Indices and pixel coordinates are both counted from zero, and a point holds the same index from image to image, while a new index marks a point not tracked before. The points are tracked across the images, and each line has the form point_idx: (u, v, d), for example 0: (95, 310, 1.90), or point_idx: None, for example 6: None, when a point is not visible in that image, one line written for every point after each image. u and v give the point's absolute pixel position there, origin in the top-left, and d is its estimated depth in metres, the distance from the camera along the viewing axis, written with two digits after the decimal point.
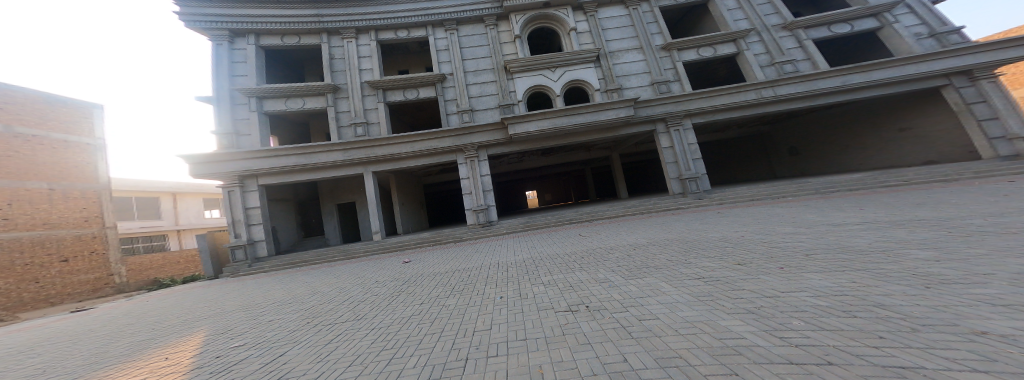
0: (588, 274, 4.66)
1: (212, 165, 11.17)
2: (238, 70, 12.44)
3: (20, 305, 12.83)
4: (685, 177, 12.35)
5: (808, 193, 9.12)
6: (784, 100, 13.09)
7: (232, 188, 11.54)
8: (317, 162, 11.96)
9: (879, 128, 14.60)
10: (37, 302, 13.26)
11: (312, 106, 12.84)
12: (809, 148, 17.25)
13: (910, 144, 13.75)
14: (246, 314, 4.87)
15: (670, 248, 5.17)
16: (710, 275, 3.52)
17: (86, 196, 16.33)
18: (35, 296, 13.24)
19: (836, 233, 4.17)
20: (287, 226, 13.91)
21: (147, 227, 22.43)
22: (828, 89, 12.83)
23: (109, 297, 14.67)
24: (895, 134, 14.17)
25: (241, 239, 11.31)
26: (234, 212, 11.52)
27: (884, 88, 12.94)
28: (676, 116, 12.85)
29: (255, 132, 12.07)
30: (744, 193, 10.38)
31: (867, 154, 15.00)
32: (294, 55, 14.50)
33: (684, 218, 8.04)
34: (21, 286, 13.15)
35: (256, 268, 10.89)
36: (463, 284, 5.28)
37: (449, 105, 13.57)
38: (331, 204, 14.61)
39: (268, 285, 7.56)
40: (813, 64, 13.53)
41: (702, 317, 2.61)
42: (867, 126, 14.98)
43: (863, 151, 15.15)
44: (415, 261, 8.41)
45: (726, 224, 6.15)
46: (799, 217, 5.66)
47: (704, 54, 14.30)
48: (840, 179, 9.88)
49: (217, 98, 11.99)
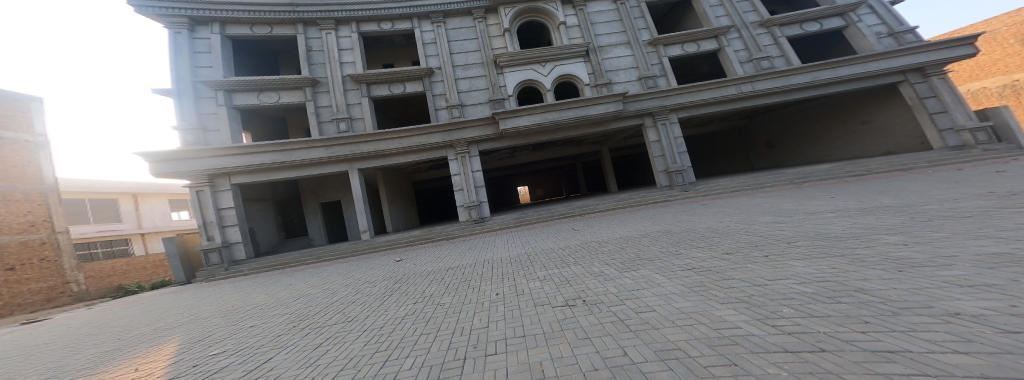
0: (582, 268, 4.72)
1: (178, 164, 10.35)
2: (202, 61, 11.47)
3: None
4: (671, 169, 12.72)
5: (784, 184, 9.61)
6: (762, 95, 13.64)
7: (201, 187, 10.77)
8: (297, 159, 11.34)
9: (845, 121, 15.53)
10: None
11: (289, 101, 12.09)
12: (784, 140, 18.18)
13: (871, 137, 14.72)
14: (226, 319, 4.58)
15: (660, 239, 5.31)
16: (701, 265, 3.63)
17: (30, 200, 14.84)
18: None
19: (814, 221, 4.41)
20: (266, 227, 13.20)
21: (106, 231, 20.72)
22: (801, 84, 13.49)
23: (66, 306, 13.53)
24: (858, 126, 15.08)
25: (216, 242, 10.65)
26: (205, 214, 10.78)
27: (850, 84, 13.76)
28: (662, 110, 13.14)
29: (224, 128, 11.23)
30: (726, 185, 10.82)
31: (835, 146, 15.99)
32: (266, 46, 13.56)
33: (672, 210, 8.30)
34: None
35: (233, 271, 10.31)
36: (457, 282, 5.21)
37: (437, 100, 13.18)
38: (314, 202, 13.99)
39: (248, 289, 7.18)
40: (787, 60, 14.11)
41: (697, 308, 2.68)
42: (835, 120, 15.93)
43: (832, 143, 16.14)
44: (405, 260, 8.23)
45: (712, 215, 6.38)
46: (779, 207, 5.94)
47: (688, 49, 14.57)
48: (812, 170, 10.47)
49: (178, 91, 11.02)
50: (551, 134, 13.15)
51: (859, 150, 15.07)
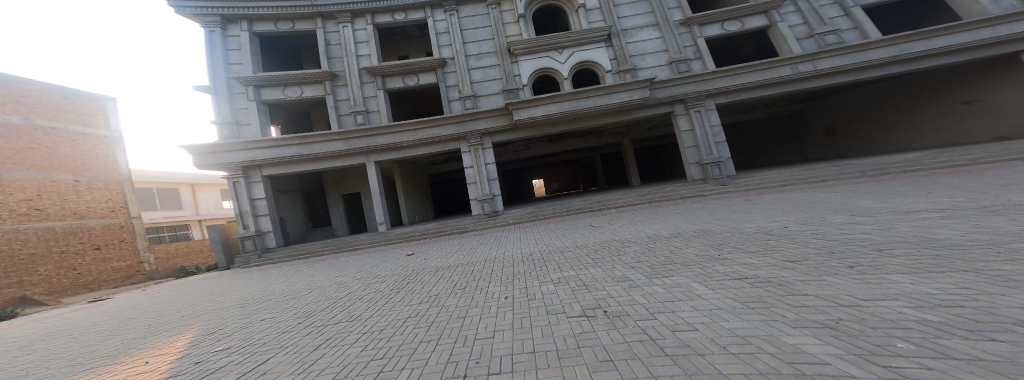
0: (603, 271, 4.18)
1: (215, 156, 11.05)
2: (234, 58, 12.14)
3: (62, 290, 13.64)
4: (706, 162, 11.46)
5: (852, 177, 8.19)
6: (820, 76, 11.80)
7: (236, 178, 11.45)
8: (319, 152, 11.72)
9: (936, 103, 13.06)
10: (78, 288, 14.02)
11: (311, 95, 12.47)
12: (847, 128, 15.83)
13: (975, 120, 12.18)
14: (242, 311, 4.61)
15: (696, 240, 4.57)
16: (755, 275, 2.92)
17: (110, 187, 16.93)
18: (74, 282, 14.02)
19: (911, 224, 3.47)
20: (295, 217, 13.93)
21: (171, 217, 23.33)
22: (872, 62, 11.48)
23: (139, 284, 15.33)
24: (956, 108, 12.62)
25: (250, 231, 11.35)
26: (240, 203, 11.47)
27: (936, 60, 11.53)
28: (696, 96, 11.84)
29: (254, 121, 11.83)
30: (774, 178, 9.49)
31: (917, 133, 13.53)
32: (290, 41, 14.06)
33: (707, 206, 7.35)
34: (61, 272, 13.87)
35: (265, 258, 10.95)
36: (465, 281, 4.92)
37: (451, 91, 12.92)
38: (336, 194, 14.51)
39: (271, 279, 7.41)
40: (861, 33, 12.04)
41: (757, 330, 2.07)
42: (920, 102, 13.52)
43: (912, 130, 13.69)
44: (419, 253, 8.12)
45: (759, 213, 5.46)
46: (852, 204, 4.91)
47: (729, 28, 12.92)
48: (889, 161, 8.83)
49: (214, 87, 11.71)
50: (570, 124, 12.39)
51: (953, 137, 12.60)
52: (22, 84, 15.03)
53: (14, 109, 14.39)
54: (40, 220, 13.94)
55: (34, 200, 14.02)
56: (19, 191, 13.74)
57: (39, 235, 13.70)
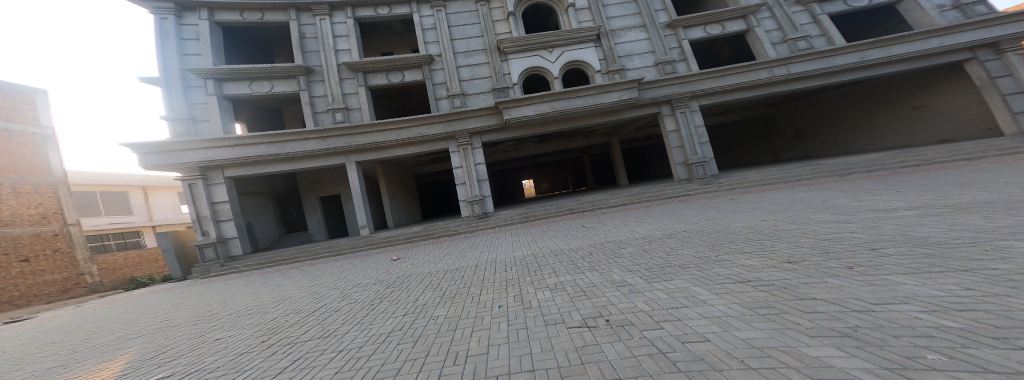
0: (600, 275, 4.02)
1: (168, 155, 9.93)
2: (190, 48, 10.99)
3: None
4: (691, 161, 11.78)
5: (824, 176, 8.63)
6: (791, 80, 12.48)
7: (194, 180, 10.35)
8: (291, 151, 10.87)
9: (892, 106, 14.17)
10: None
11: (282, 91, 11.54)
12: (816, 129, 17.00)
13: (923, 122, 13.37)
14: (194, 329, 4.02)
15: (690, 241, 4.52)
16: (757, 277, 2.84)
17: (41, 191, 14.88)
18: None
19: (894, 222, 3.56)
20: (265, 222, 12.88)
21: (118, 224, 20.95)
22: (838, 67, 12.28)
23: (77, 299, 13.58)
24: (907, 112, 13.78)
25: (210, 237, 10.32)
26: (199, 208, 10.40)
27: (890, 67, 12.53)
28: (681, 98, 12.13)
29: (215, 118, 10.76)
30: (753, 177, 9.87)
31: (876, 134, 14.67)
32: (259, 34, 13.00)
33: (696, 206, 7.45)
34: None
35: (229, 267, 9.98)
36: (455, 288, 4.61)
37: (437, 89, 12.43)
38: (312, 197, 13.58)
39: (234, 290, 6.69)
40: (828, 40, 12.84)
41: (773, 340, 1.92)
42: (877, 106, 14.62)
43: (872, 132, 14.83)
44: (404, 259, 7.66)
45: (748, 212, 5.53)
46: (832, 203, 5.07)
47: (711, 32, 13.36)
48: (856, 160, 9.39)
49: (165, 80, 10.54)
50: (559, 124, 12.30)
51: (907, 139, 13.74)
52: None
53: None
54: None
55: None
56: None
57: None
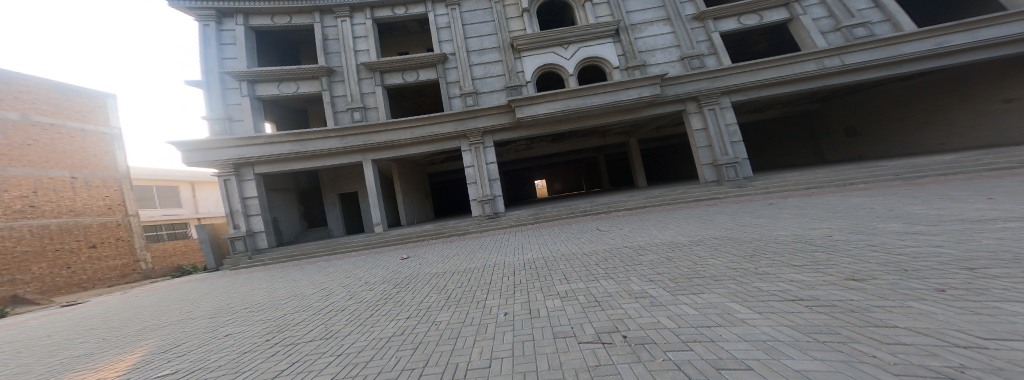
0: (617, 284, 3.64)
1: (205, 152, 10.68)
2: (228, 52, 11.79)
3: (55, 289, 13.28)
4: (720, 162, 10.87)
5: (883, 180, 7.57)
6: (840, 73, 11.18)
7: (228, 177, 11.05)
8: (314, 149, 11.33)
9: (974, 100, 12.30)
10: (71, 286, 13.72)
11: (306, 91, 12.08)
12: (870, 128, 15.27)
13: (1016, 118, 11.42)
14: (208, 324, 4.09)
15: (721, 249, 4.02)
16: (812, 296, 2.36)
17: (108, 185, 16.67)
18: (68, 281, 13.72)
19: (991, 235, 2.90)
20: (289, 217, 13.54)
21: (169, 215, 23.12)
22: (899, 57, 10.83)
23: (135, 283, 15.05)
24: (995, 106, 11.83)
25: (241, 231, 10.95)
26: (231, 202, 11.08)
27: (966, 56, 10.88)
28: (710, 94, 11.27)
29: (247, 117, 11.47)
30: (795, 180, 8.89)
31: (951, 133, 12.76)
32: (288, 36, 13.73)
33: (726, 210, 6.80)
34: (55, 270, 13.59)
35: (256, 260, 10.53)
36: (461, 291, 4.42)
37: (451, 87, 12.45)
38: (332, 193, 14.09)
39: (255, 283, 6.93)
40: (893, 25, 11.36)
41: (840, 376, 1.47)
42: (955, 99, 12.75)
43: (945, 130, 12.91)
44: (414, 257, 7.61)
45: (790, 219, 4.88)
46: (900, 211, 4.32)
47: (746, 22, 12.33)
48: (925, 163, 8.18)
49: (206, 82, 11.37)
50: (574, 122, 11.86)
51: (994, 137, 11.72)
52: (21, 80, 14.82)
53: (12, 104, 14.15)
54: (35, 217, 13.65)
55: (28, 197, 13.71)
56: (13, 188, 13.41)
57: (35, 232, 13.45)
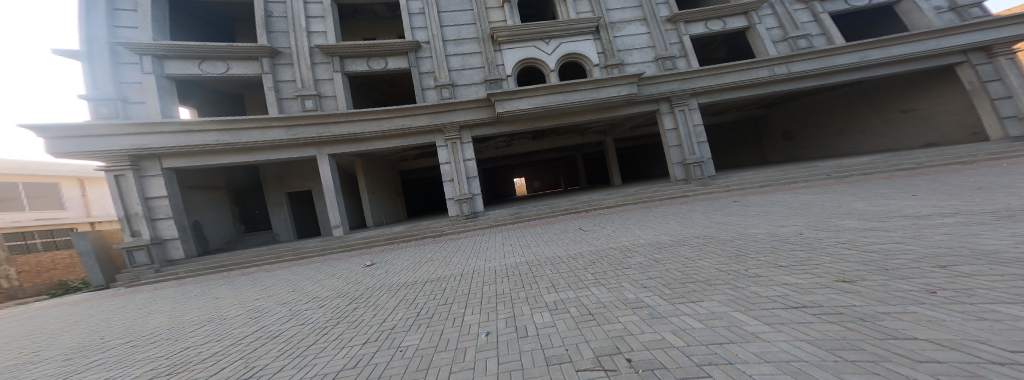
0: (609, 293, 3.38)
1: (88, 142, 8.39)
2: (123, 19, 9.38)
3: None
4: (689, 161, 11.51)
5: (820, 179, 8.56)
6: (785, 81, 12.52)
7: (122, 171, 8.81)
8: (250, 140, 9.58)
9: (881, 110, 14.69)
10: None
11: (240, 73, 10.12)
12: (803, 132, 17.69)
13: (913, 126, 13.87)
14: (68, 370, 2.97)
15: (706, 249, 3.99)
16: (815, 302, 2.25)
17: None
18: None
19: (942, 231, 3.16)
20: (218, 221, 11.46)
21: (46, 220, 18.29)
22: (826, 70, 12.42)
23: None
24: (897, 115, 14.25)
25: (142, 239, 8.85)
26: (127, 204, 8.90)
27: (875, 71, 12.88)
28: (680, 95, 11.85)
29: (152, 99, 9.27)
30: (750, 178, 9.68)
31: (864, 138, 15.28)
32: (220, 10, 11.45)
33: (698, 208, 7.07)
34: None
35: (165, 273, 8.64)
36: (434, 306, 3.82)
37: (425, 78, 11.41)
38: (278, 193, 12.19)
39: (157, 305, 5.44)
40: (828, 39, 12.99)
41: None
42: (868, 110, 15.08)
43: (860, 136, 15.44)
44: (379, 264, 6.73)
45: (759, 217, 5.11)
46: (851, 208, 4.73)
47: (712, 27, 13.18)
48: (850, 163, 9.45)
49: (89, 53, 8.91)
50: (552, 119, 11.65)
51: (895, 142, 14.37)
52: None
53: None
54: None
55: None
56: None
57: None
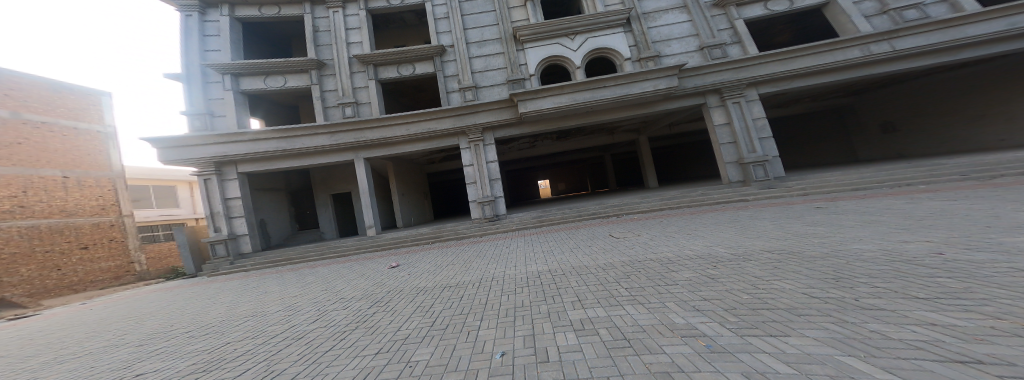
0: (649, 314, 2.76)
1: (185, 150, 10.01)
2: (210, 44, 11.15)
3: (44, 292, 12.64)
4: (747, 160, 9.88)
5: (948, 181, 6.60)
6: (880, 62, 10.17)
7: (208, 176, 10.36)
8: (301, 146, 10.60)
9: None
10: (61, 289, 13.16)
11: (294, 85, 11.35)
12: (910, 123, 14.37)
13: None
14: (131, 356, 3.25)
15: (778, 268, 3.13)
16: (998, 357, 1.42)
17: (101, 184, 16.11)
18: (58, 284, 13.13)
19: None
20: (278, 219, 12.89)
21: (166, 216, 22.51)
22: (941, 45, 9.83)
23: (130, 284, 14.63)
24: None
25: (222, 234, 10.25)
26: (213, 204, 10.40)
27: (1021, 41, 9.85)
28: (734, 86, 10.31)
29: (230, 112, 10.79)
30: (836, 181, 7.93)
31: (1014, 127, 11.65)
32: (279, 29, 13.12)
33: (761, 215, 5.90)
34: (45, 272, 12.98)
35: (237, 265, 9.86)
36: (450, 315, 3.54)
37: (449, 81, 11.61)
38: (325, 194, 13.35)
39: (219, 296, 6.02)
40: (950, 6, 10.37)
41: None
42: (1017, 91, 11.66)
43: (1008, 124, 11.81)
44: (404, 265, 6.78)
45: (855, 228, 3.96)
46: (1010, 219, 3.40)
47: (774, 8, 11.35)
48: (994, 160, 7.18)
49: (187, 76, 10.72)
50: (582, 118, 10.98)
51: None
52: (13, 77, 14.26)
53: (4, 101, 13.57)
54: (22, 218, 12.99)
55: (17, 197, 13.06)
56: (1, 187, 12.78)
57: (23, 233, 12.81)
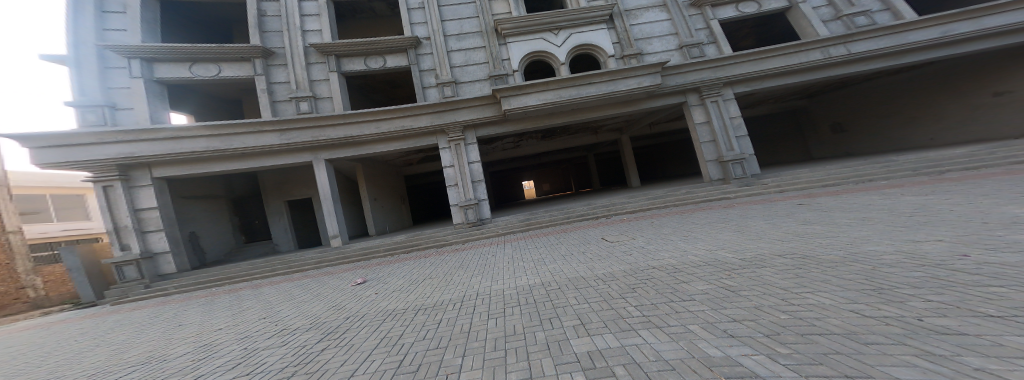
0: (674, 343, 2.25)
1: (77, 151, 8.03)
2: (113, 22, 9.18)
3: None
4: (727, 158, 10.17)
5: (906, 177, 7.21)
6: (835, 64, 11.13)
7: (110, 183, 8.40)
8: (241, 146, 9.04)
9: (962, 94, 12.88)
10: None
11: (232, 75, 9.73)
12: (855, 124, 16.23)
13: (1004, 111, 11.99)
14: None
15: (805, 278, 2.79)
16: None
17: None
18: None
19: None
20: (215, 231, 11.04)
21: (71, 231, 18.68)
22: (877, 51, 10.96)
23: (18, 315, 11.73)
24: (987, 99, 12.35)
25: (131, 253, 8.36)
26: (116, 217, 8.46)
27: (934, 53, 11.33)
28: (713, 85, 10.61)
29: (141, 105, 8.93)
30: (809, 177, 8.36)
31: (937, 128, 13.55)
32: (212, 9, 11.21)
33: (750, 214, 5.87)
34: None
35: (154, 289, 8.09)
36: (423, 349, 2.80)
37: (425, 76, 10.68)
38: (278, 201, 11.68)
39: (116, 335, 4.63)
40: (892, 14, 11.60)
41: None
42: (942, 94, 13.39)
43: (932, 125, 13.71)
44: (372, 282, 5.83)
45: (858, 228, 3.85)
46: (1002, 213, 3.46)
47: (744, 10, 12.00)
48: (938, 157, 8.00)
49: (76, 57, 8.65)
50: (566, 116, 10.65)
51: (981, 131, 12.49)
52: None
53: None
54: None
55: None
56: None
57: None
